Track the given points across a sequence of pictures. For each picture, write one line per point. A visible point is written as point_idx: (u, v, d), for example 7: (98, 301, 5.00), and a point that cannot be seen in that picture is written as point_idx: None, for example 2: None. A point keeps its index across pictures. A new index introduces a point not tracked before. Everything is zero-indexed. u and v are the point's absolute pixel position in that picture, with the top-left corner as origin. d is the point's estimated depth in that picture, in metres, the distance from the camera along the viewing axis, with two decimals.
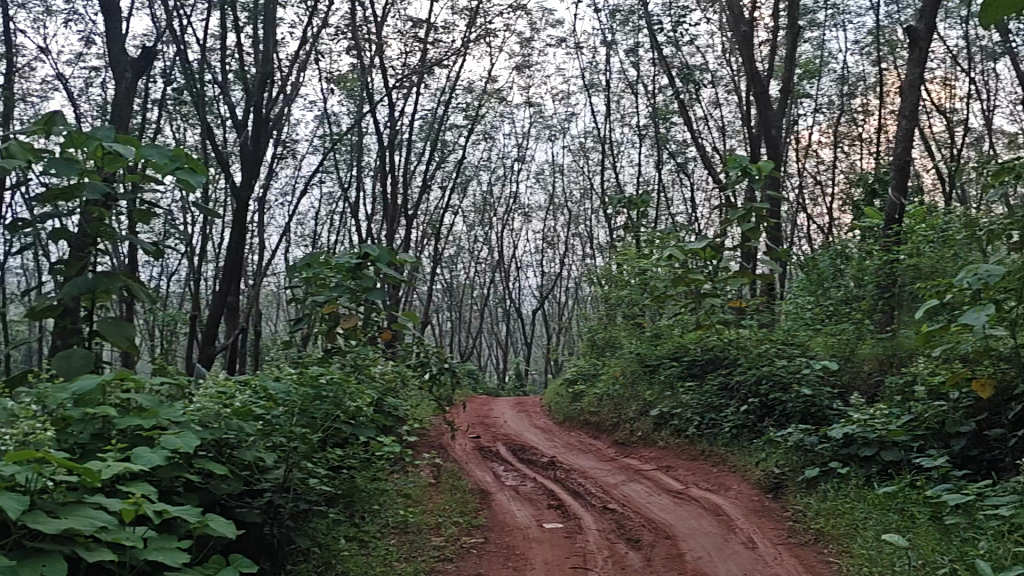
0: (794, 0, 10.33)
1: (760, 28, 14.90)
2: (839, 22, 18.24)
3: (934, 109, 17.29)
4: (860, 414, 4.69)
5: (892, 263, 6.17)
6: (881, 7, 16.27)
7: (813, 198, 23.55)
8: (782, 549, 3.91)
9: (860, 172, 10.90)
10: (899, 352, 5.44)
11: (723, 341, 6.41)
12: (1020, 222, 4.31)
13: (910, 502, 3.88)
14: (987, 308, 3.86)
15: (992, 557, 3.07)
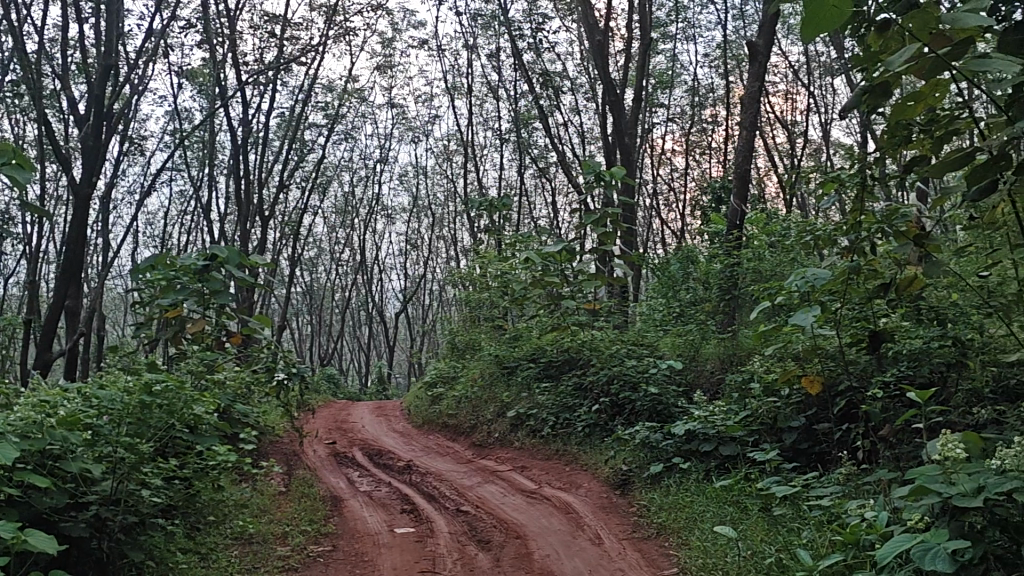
0: (645, 12, 10.71)
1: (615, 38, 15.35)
2: (692, 35, 19.02)
3: (777, 122, 18.29)
4: (701, 412, 4.90)
5: (734, 266, 6.46)
6: (729, 22, 17.04)
7: (668, 204, 24.47)
8: (626, 545, 4.02)
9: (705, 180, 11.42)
10: (739, 352, 5.70)
11: (577, 342, 6.56)
12: (846, 227, 4.60)
13: (745, 494, 4.08)
14: (814, 311, 4.08)
15: (813, 545, 3.26)
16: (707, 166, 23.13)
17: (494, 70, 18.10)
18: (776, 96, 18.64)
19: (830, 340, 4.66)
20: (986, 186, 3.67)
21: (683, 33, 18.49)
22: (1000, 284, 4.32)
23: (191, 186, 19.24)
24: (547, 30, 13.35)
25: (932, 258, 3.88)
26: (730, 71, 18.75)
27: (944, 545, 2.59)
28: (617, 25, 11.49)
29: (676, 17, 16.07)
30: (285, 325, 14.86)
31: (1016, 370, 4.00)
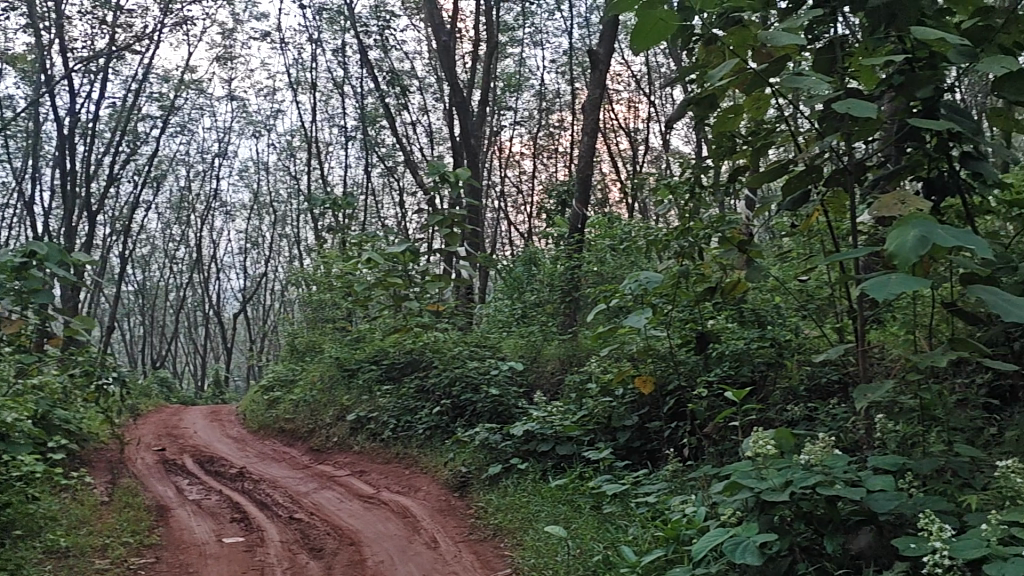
0: (490, 16, 10.82)
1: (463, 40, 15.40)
2: (541, 41, 19.36)
3: (622, 128, 18.87)
4: (539, 413, 4.98)
5: (576, 269, 6.75)
6: (575, 29, 17.44)
7: (517, 206, 24.82)
8: (462, 547, 4.02)
9: (547, 185, 11.65)
10: (578, 352, 5.85)
11: (420, 345, 6.55)
12: (677, 234, 4.80)
13: (578, 493, 4.16)
14: (646, 312, 4.21)
15: (638, 541, 3.37)
16: (555, 170, 23.61)
17: (341, 67, 17.81)
18: (621, 104, 19.24)
19: (661, 341, 4.84)
20: (800, 195, 3.91)
21: (531, 38, 18.78)
22: (815, 289, 4.62)
23: (11, 177, 17.93)
24: (393, 29, 13.26)
25: (754, 264, 4.09)
26: (576, 78, 19.21)
27: (754, 539, 2.71)
28: (460, 29, 11.57)
29: (523, 22, 16.30)
30: (111, 327, 14.06)
31: (827, 369, 4.26)
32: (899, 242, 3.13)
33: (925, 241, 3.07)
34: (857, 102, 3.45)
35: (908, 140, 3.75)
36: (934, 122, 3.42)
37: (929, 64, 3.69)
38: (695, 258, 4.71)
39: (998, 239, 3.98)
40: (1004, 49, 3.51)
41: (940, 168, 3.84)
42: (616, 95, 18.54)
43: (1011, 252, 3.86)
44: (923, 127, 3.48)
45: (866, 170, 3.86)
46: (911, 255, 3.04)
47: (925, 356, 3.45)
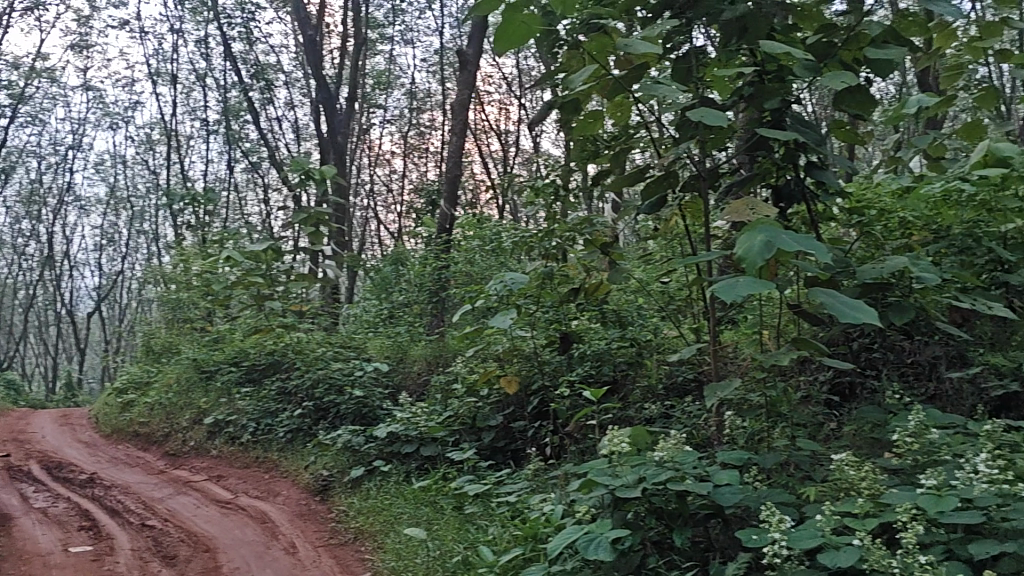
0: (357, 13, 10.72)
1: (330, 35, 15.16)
2: (412, 39, 19.29)
3: (492, 130, 19.01)
4: (404, 414, 4.99)
5: (443, 270, 6.83)
6: (446, 29, 17.47)
7: (388, 205, 24.66)
8: (321, 552, 3.96)
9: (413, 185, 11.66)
10: (444, 353, 5.91)
11: (282, 346, 6.42)
12: (540, 237, 4.89)
13: (440, 494, 4.19)
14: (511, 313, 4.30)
15: (497, 541, 3.43)
16: (425, 169, 23.59)
17: (205, 58, 17.20)
18: (492, 105, 19.39)
19: (525, 341, 4.93)
20: (657, 200, 4.05)
21: (401, 36, 18.71)
22: (672, 292, 4.80)
23: None
24: (256, 21, 12.92)
25: (615, 266, 4.21)
26: (448, 78, 19.25)
27: (606, 535, 2.78)
28: (326, 25, 11.41)
29: (394, 19, 16.18)
30: None
31: (683, 368, 4.41)
32: (746, 246, 3.29)
33: (770, 245, 3.24)
34: (710, 111, 3.61)
35: (758, 149, 3.94)
36: (780, 133, 3.61)
37: (777, 77, 3.89)
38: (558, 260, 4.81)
39: (838, 244, 4.24)
40: (845, 65, 3.74)
41: (786, 176, 4.05)
42: (487, 97, 18.67)
43: (850, 257, 4.11)
44: (771, 137, 3.67)
45: (720, 177, 4.04)
46: (757, 259, 3.20)
47: (771, 354, 3.64)
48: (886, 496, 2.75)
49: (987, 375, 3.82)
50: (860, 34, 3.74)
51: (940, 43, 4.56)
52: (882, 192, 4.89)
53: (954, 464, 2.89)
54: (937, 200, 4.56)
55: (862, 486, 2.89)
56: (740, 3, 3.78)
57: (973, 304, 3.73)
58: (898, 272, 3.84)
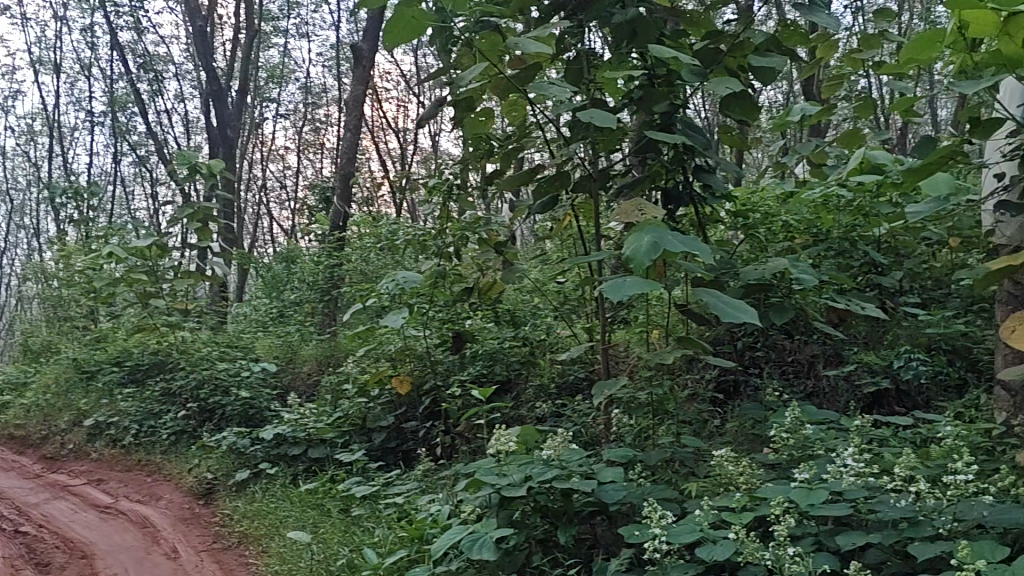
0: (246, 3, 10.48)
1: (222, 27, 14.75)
2: (309, 33, 18.96)
3: (390, 127, 18.89)
4: (292, 415, 5.02)
5: (335, 270, 6.90)
6: (344, 24, 17.24)
7: (284, 202, 24.27)
8: (204, 557, 3.85)
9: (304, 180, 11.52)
10: (336, 353, 6.05)
11: (167, 346, 6.24)
12: (432, 238, 4.91)
13: (327, 497, 4.22)
14: (403, 312, 4.33)
15: (382, 543, 3.48)
16: (322, 166, 23.30)
17: (89, 46, 16.49)
18: (390, 102, 19.26)
19: (418, 340, 4.92)
20: (549, 200, 4.08)
21: (297, 29, 18.34)
22: (562, 292, 4.89)
23: None
24: (141, 9, 12.46)
25: (509, 266, 4.24)
26: (345, 74, 18.97)
27: (490, 535, 2.82)
28: (216, 15, 11.08)
29: (289, 12, 15.87)
30: None
31: (574, 367, 4.49)
32: (634, 246, 3.35)
33: (657, 246, 3.30)
34: (600, 112, 3.67)
35: (647, 152, 4.01)
36: (668, 136, 3.68)
37: (666, 82, 3.96)
38: (451, 260, 4.81)
39: (724, 246, 4.35)
40: (730, 71, 3.85)
41: (675, 179, 4.13)
42: (385, 94, 18.48)
43: (735, 259, 4.23)
44: (659, 140, 3.74)
45: (610, 178, 4.09)
46: (644, 260, 3.26)
47: (657, 353, 3.71)
48: (761, 490, 2.84)
49: (861, 373, 3.98)
50: (745, 42, 3.84)
51: (821, 53, 4.71)
52: (767, 196, 5.04)
53: (825, 459, 3.00)
54: (817, 205, 4.73)
55: (739, 481, 2.97)
56: (630, 7, 3.83)
57: (848, 305, 3.88)
58: (779, 273, 3.96)
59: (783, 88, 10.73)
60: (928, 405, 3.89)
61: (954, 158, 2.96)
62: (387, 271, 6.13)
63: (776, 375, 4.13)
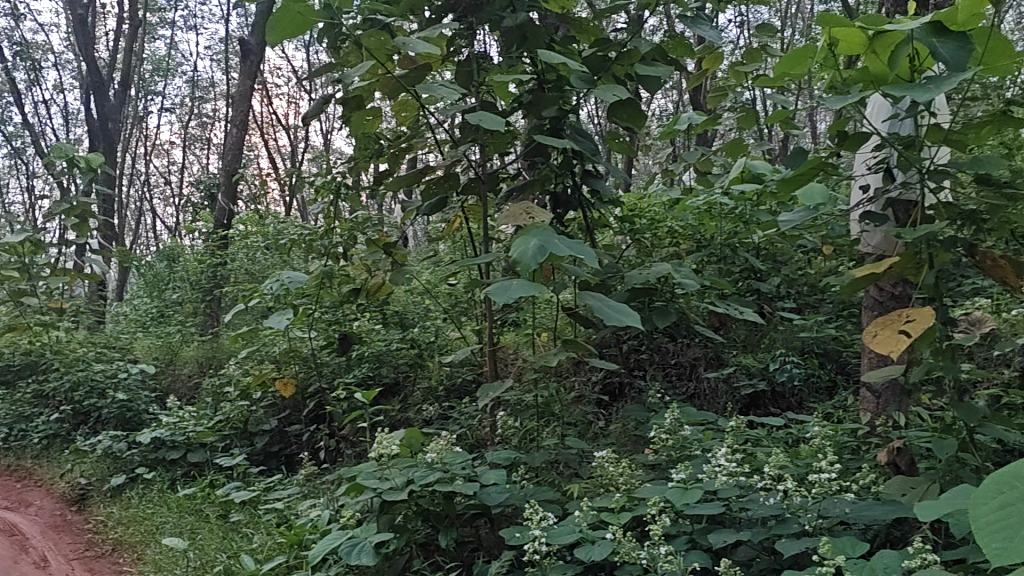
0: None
1: (103, 16, 14.19)
2: (197, 25, 18.42)
3: (281, 124, 18.54)
4: (171, 419, 4.90)
5: (218, 268, 6.81)
6: (234, 17, 16.81)
7: (170, 198, 23.55)
8: (75, 565, 3.81)
9: (188, 175, 11.22)
10: (218, 354, 5.96)
11: (38, 347, 6.00)
12: (319, 239, 4.87)
13: (206, 502, 4.17)
14: (288, 312, 4.26)
15: (260, 549, 3.48)
16: (210, 162, 22.70)
17: None
18: (281, 99, 18.89)
19: (304, 342, 4.86)
20: (437, 202, 4.07)
21: (184, 20, 17.79)
22: (451, 296, 4.92)
23: None
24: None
25: (398, 268, 4.23)
26: (234, 69, 18.50)
27: (369, 539, 2.81)
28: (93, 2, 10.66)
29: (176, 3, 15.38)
30: None
31: (463, 370, 4.51)
32: (520, 249, 3.36)
33: (543, 250, 3.32)
34: (489, 115, 3.68)
35: (536, 156, 4.04)
36: (556, 141, 3.72)
37: (556, 87, 4.00)
38: (339, 261, 4.76)
39: (610, 251, 4.42)
40: (617, 79, 3.91)
41: (563, 184, 4.18)
42: (276, 90, 18.10)
43: (620, 263, 4.31)
44: (547, 144, 3.77)
45: (500, 181, 4.11)
46: (530, 263, 3.27)
47: (542, 356, 3.74)
48: (639, 491, 2.89)
49: (739, 375, 4.12)
50: (632, 51, 3.91)
51: (707, 65, 4.84)
52: (654, 203, 5.16)
53: (701, 458, 3.08)
54: (700, 212, 4.86)
55: (619, 482, 3.03)
56: (520, 12, 3.85)
57: (727, 309, 4.00)
58: (662, 278, 4.05)
59: (670, 95, 11.03)
60: (801, 406, 4.05)
61: (823, 169, 3.08)
62: (272, 271, 6.06)
63: (658, 377, 4.22)
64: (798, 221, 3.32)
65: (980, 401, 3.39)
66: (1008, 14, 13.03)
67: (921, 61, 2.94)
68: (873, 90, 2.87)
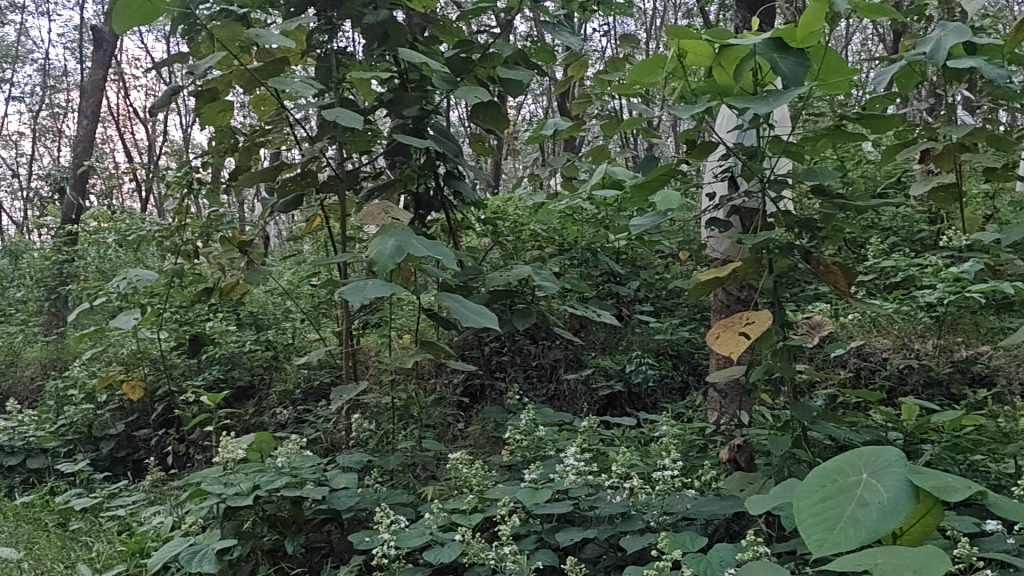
0: None
1: None
2: (49, 10, 17.43)
3: (141, 117, 17.77)
4: (7, 423, 4.63)
5: (65, 265, 6.48)
6: (90, 4, 16.00)
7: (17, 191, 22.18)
8: None
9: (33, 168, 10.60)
10: (62, 356, 5.67)
11: None
12: (172, 236, 4.70)
13: (43, 511, 3.95)
14: (136, 312, 4.08)
15: (99, 558, 3.32)
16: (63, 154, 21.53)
17: None
18: (142, 90, 18.10)
19: (155, 343, 4.68)
20: (293, 199, 3.99)
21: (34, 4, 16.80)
22: (312, 297, 4.83)
23: None
24: None
25: (254, 268, 4.12)
26: (90, 57, 17.61)
27: (212, 546, 2.74)
28: None
29: None
30: None
31: (322, 372, 4.44)
32: (378, 249, 3.31)
33: (401, 250, 3.29)
34: (349, 113, 3.62)
35: (398, 155, 4.00)
36: (417, 141, 3.69)
37: (419, 86, 3.97)
38: (192, 259, 4.59)
39: (473, 252, 4.42)
40: (479, 81, 3.92)
41: (426, 184, 4.15)
42: (135, 82, 17.33)
43: (482, 265, 4.31)
44: (409, 144, 3.74)
45: (360, 181, 4.05)
46: (387, 263, 3.23)
47: (399, 358, 3.71)
48: (490, 491, 2.90)
49: (598, 376, 4.18)
50: (494, 54, 3.92)
51: (572, 71, 4.91)
52: (518, 206, 5.21)
53: (554, 458, 3.13)
54: (562, 215, 4.93)
55: (471, 483, 3.03)
56: (381, 9, 3.81)
57: (585, 311, 4.06)
58: (522, 280, 4.07)
59: (538, 101, 11.18)
60: (655, 407, 4.15)
61: (672, 176, 3.19)
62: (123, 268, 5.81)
63: (518, 379, 4.23)
64: (649, 225, 3.28)
65: (816, 400, 3.56)
66: (853, 35, 13.85)
67: (765, 75, 3.07)
68: (719, 101, 2.97)
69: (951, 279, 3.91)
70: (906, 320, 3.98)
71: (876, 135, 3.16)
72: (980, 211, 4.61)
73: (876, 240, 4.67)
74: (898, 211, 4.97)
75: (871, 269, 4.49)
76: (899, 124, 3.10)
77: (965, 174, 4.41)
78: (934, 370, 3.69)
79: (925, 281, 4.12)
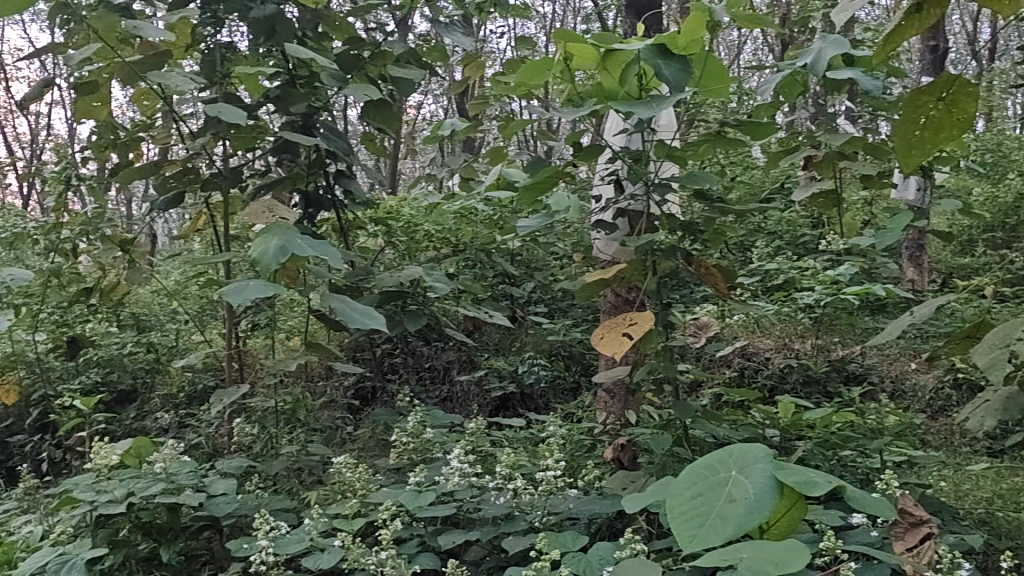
0: None
1: None
2: None
3: (23, 109, 16.92)
4: None
5: None
6: None
7: None
8: None
9: None
10: None
11: None
12: (48, 233, 4.48)
13: None
14: (9, 313, 3.86)
15: None
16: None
17: None
18: (24, 81, 17.24)
19: (28, 345, 4.45)
20: (174, 196, 3.88)
21: None
22: (198, 297, 4.68)
23: None
24: None
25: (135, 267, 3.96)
26: None
27: (81, 556, 2.61)
28: None
29: None
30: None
31: (208, 376, 4.30)
32: (261, 248, 3.23)
33: (284, 250, 3.21)
34: (233, 109, 3.51)
35: (285, 153, 3.91)
36: (305, 139, 3.61)
37: (308, 83, 3.90)
38: (69, 258, 4.39)
39: (364, 252, 4.35)
40: (369, 79, 3.87)
41: (315, 183, 4.07)
42: (17, 72, 16.50)
43: (374, 266, 4.25)
44: (296, 142, 3.66)
45: (247, 178, 3.95)
46: (270, 263, 3.16)
47: (285, 360, 3.62)
48: (373, 495, 2.86)
49: (490, 378, 4.15)
50: (384, 52, 3.89)
51: (468, 73, 4.85)
52: (412, 206, 5.16)
53: (440, 460, 3.11)
54: (456, 216, 4.90)
55: (355, 487, 2.98)
56: (269, 3, 3.72)
57: (477, 313, 4.01)
58: (414, 281, 3.99)
59: (440, 101, 11.15)
60: (547, 408, 4.16)
61: (562, 178, 3.12)
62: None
63: (410, 381, 4.17)
64: (536, 226, 3.14)
65: (700, 399, 3.63)
66: (744, 46, 14.29)
67: (649, 80, 3.08)
68: (604, 104, 2.97)
69: (829, 281, 4.06)
70: (787, 321, 4.11)
71: (754, 140, 3.23)
72: (857, 216, 4.80)
73: (761, 244, 4.80)
74: (782, 216, 5.13)
75: (755, 271, 4.62)
76: (776, 131, 3.17)
77: (843, 181, 4.58)
78: (812, 369, 3.82)
79: (805, 283, 4.27)
